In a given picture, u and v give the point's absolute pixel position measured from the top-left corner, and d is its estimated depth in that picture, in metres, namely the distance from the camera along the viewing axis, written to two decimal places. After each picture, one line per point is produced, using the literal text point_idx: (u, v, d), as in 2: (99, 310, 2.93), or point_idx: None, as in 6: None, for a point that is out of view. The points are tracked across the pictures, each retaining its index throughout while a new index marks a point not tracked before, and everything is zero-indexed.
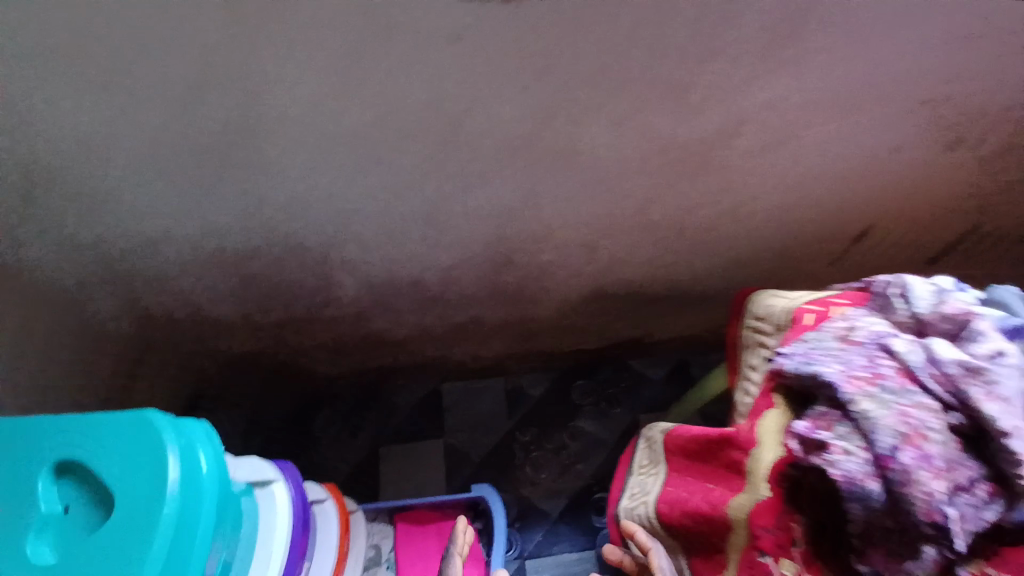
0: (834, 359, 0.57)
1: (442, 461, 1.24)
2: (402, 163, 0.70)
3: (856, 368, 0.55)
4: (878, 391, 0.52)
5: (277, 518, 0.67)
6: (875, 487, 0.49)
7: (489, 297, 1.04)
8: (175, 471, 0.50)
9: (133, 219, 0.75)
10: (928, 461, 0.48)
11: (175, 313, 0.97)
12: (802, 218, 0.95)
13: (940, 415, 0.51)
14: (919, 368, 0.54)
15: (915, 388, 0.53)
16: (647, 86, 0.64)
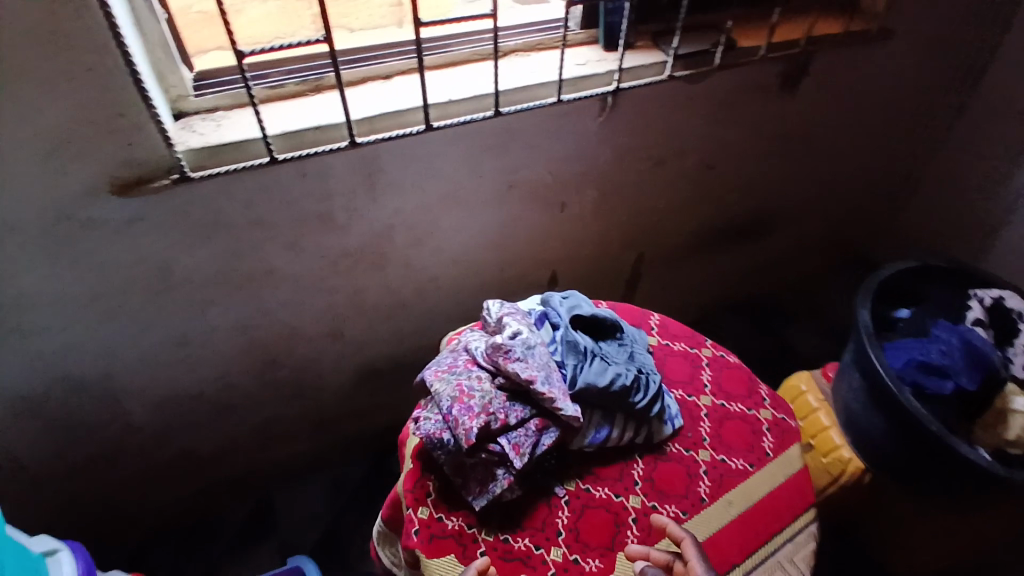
0: (432, 362, 0.84)
1: (280, 556, 1.41)
2: (139, 308, 0.97)
3: (443, 365, 0.82)
4: (446, 375, 0.80)
5: None
6: (444, 437, 0.75)
7: (271, 397, 1.27)
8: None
9: None
10: (468, 410, 0.75)
11: None
12: (494, 283, 1.30)
13: (485, 381, 0.78)
14: (476, 354, 0.81)
15: (474, 368, 0.81)
16: (298, 220, 0.97)
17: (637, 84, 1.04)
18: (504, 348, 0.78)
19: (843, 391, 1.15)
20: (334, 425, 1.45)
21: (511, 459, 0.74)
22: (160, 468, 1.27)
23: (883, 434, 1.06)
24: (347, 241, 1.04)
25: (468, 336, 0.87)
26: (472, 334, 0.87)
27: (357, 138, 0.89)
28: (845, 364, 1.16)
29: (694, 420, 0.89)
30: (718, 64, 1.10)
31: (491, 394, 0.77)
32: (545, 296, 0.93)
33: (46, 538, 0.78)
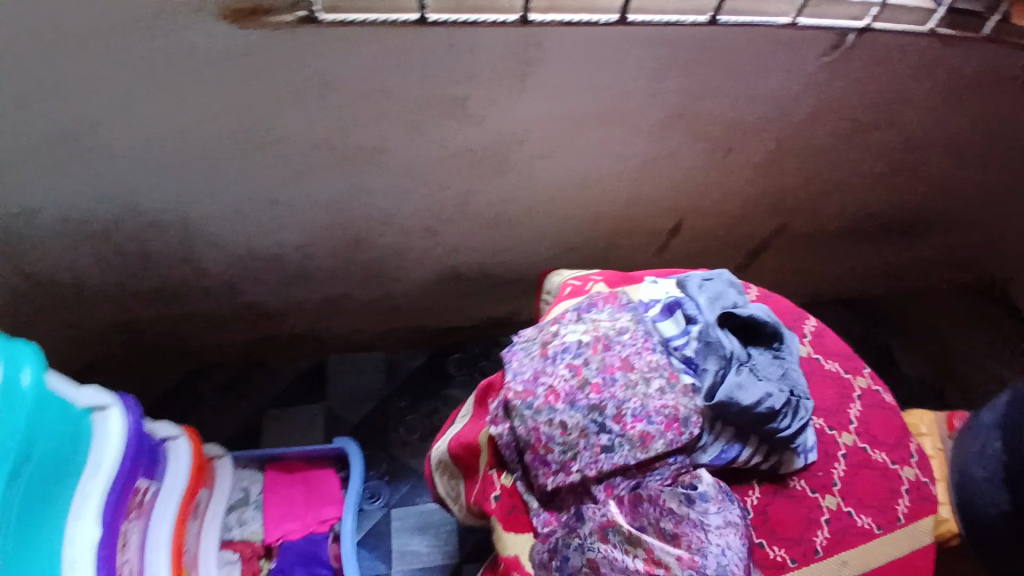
0: (509, 371, 0.69)
1: (321, 424, 1.38)
2: (234, 156, 0.84)
3: (517, 386, 0.67)
4: (521, 408, 0.66)
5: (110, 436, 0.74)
6: (549, 481, 0.65)
7: (350, 276, 1.17)
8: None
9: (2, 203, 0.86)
10: (565, 466, 0.64)
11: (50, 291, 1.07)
12: (617, 219, 1.12)
13: (580, 425, 0.64)
14: (569, 391, 0.65)
15: (558, 408, 0.65)
16: (425, 100, 0.80)
17: (895, 26, 0.81)
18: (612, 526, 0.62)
19: (968, 453, 0.93)
20: (403, 317, 1.38)
21: (600, 502, 0.64)
22: (223, 314, 1.23)
23: (1003, 514, 0.85)
24: (477, 136, 0.87)
25: (546, 343, 0.70)
26: (554, 342, 0.70)
27: (529, 13, 0.71)
28: (986, 423, 0.93)
29: (829, 459, 0.75)
30: (985, 34, 0.85)
31: (582, 443, 0.64)
32: (684, 281, 0.77)
33: (97, 393, 0.74)
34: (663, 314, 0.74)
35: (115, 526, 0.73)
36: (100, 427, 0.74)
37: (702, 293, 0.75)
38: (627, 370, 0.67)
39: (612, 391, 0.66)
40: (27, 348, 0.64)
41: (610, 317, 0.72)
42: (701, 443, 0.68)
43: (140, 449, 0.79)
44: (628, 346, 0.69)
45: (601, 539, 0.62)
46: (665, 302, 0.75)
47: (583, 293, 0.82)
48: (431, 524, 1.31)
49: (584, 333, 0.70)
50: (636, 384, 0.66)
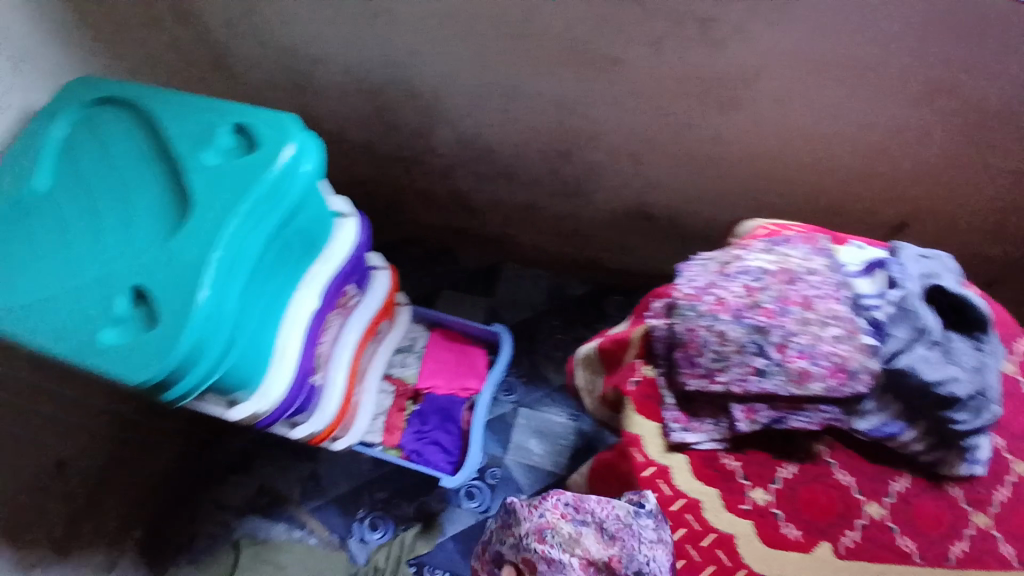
0: (682, 277, 0.74)
1: (483, 316, 1.54)
2: (491, 48, 0.95)
3: (685, 289, 0.71)
4: (685, 308, 0.70)
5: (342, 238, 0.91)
6: (692, 382, 0.69)
7: (548, 186, 1.27)
8: (289, 150, 0.70)
9: (304, 57, 1.04)
10: (711, 373, 0.68)
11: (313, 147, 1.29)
12: (828, 189, 1.07)
13: (740, 341, 0.67)
14: (740, 308, 0.69)
15: (723, 318, 0.68)
16: (675, 20, 0.84)
17: None
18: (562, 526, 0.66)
19: None
20: (579, 244, 1.46)
21: (735, 420, 0.68)
22: (435, 195, 1.41)
23: None
24: (715, 65, 0.89)
25: (728, 263, 0.74)
26: (734, 264, 0.74)
27: None
28: None
29: (998, 481, 0.70)
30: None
31: (736, 358, 0.67)
32: (896, 249, 0.75)
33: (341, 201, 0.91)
34: (863, 273, 0.74)
35: (324, 305, 0.90)
36: (338, 229, 0.91)
37: (909, 265, 0.73)
38: (806, 307, 0.69)
39: (782, 321, 0.68)
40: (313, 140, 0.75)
41: (803, 258, 0.73)
42: (863, 408, 0.68)
43: (358, 260, 0.94)
44: (813, 288, 0.71)
45: (538, 539, 0.65)
46: (869, 262, 0.76)
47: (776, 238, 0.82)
48: (552, 431, 1.42)
49: (771, 265, 0.73)
50: (811, 323, 0.68)
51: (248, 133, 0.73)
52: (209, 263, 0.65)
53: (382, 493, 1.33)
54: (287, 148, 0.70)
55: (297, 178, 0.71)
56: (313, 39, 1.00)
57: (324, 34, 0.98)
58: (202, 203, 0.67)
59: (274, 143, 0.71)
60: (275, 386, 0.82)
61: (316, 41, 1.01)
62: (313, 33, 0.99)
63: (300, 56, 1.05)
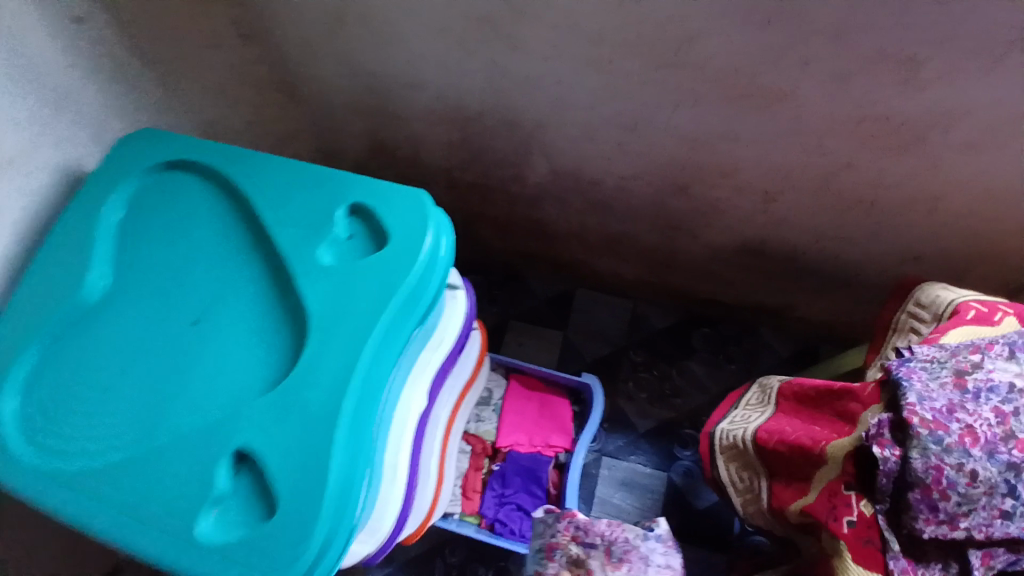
0: (911, 390, 0.59)
1: (558, 352, 1.40)
2: (627, 75, 0.79)
3: (924, 413, 0.57)
4: (926, 439, 0.56)
5: (453, 313, 0.80)
6: (926, 528, 0.57)
7: (652, 220, 1.11)
8: (430, 240, 0.60)
9: (392, 74, 0.89)
10: (953, 517, 0.56)
11: (382, 166, 1.15)
12: (996, 235, 0.93)
13: (994, 484, 0.55)
14: (994, 439, 0.55)
15: (975, 455, 0.55)
16: (880, 52, 0.67)
17: None
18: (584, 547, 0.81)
19: None
20: (671, 276, 1.31)
21: (975, 569, 0.58)
22: (513, 222, 1.25)
23: None
24: (910, 102, 0.73)
25: (960, 373, 0.60)
26: (972, 374, 0.59)
27: None
28: None
29: None
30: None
31: (984, 501, 0.55)
32: None
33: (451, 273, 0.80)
34: None
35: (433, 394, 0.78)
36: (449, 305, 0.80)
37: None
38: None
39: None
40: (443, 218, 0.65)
41: None
42: None
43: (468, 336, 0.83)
44: None
45: (549, 558, 0.82)
46: None
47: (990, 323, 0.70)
48: (637, 485, 1.28)
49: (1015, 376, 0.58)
50: None
51: (369, 215, 0.63)
52: (346, 397, 0.54)
53: (456, 557, 1.21)
54: (427, 238, 0.60)
55: (437, 272, 0.61)
56: (406, 56, 0.85)
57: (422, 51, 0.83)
58: (334, 312, 0.57)
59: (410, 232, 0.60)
60: (392, 504, 0.70)
61: (409, 53, 0.84)
62: (409, 46, 0.83)
63: (384, 69, 0.89)
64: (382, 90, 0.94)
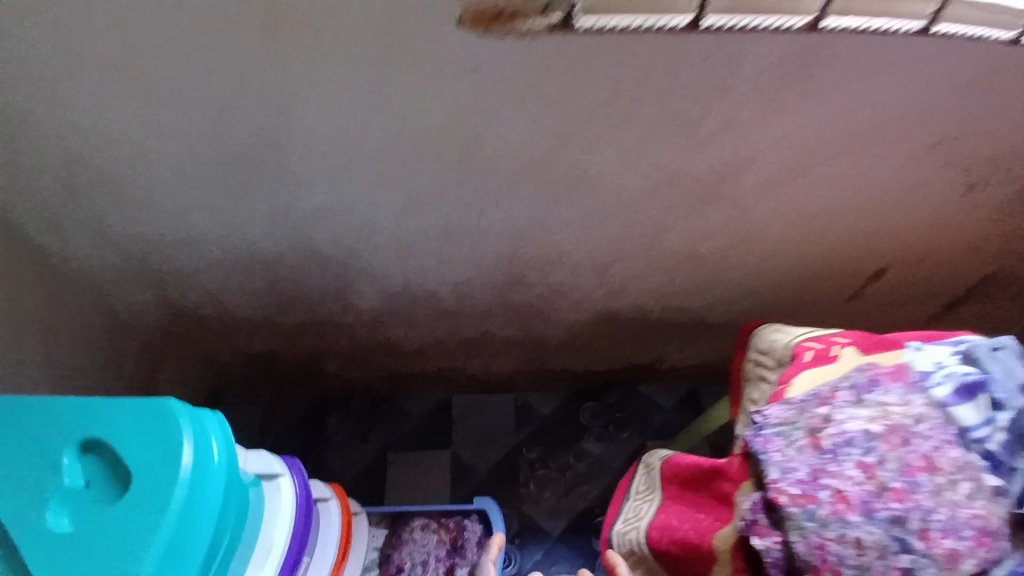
0: (772, 466, 0.57)
1: (448, 472, 1.26)
2: (425, 188, 0.74)
3: (791, 490, 0.55)
4: (800, 518, 0.53)
5: (281, 509, 0.63)
6: None
7: (502, 318, 1.07)
8: (189, 455, 0.48)
9: (170, 223, 0.78)
10: None
11: (182, 322, 0.99)
12: (815, 262, 0.98)
13: (895, 553, 0.52)
14: (876, 492, 0.53)
15: (852, 522, 0.52)
16: (657, 126, 0.67)
17: None
18: (436, 542, 1.03)
19: None
20: (543, 363, 1.25)
21: None
22: (362, 351, 1.14)
23: None
24: (699, 164, 0.74)
25: (815, 431, 0.59)
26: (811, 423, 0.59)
27: (823, 19, 0.55)
28: None
29: None
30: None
31: (881, 567, 0.52)
32: (970, 354, 0.65)
33: (266, 458, 0.65)
34: (960, 396, 0.60)
35: None
36: (272, 501, 0.63)
37: (995, 372, 0.63)
38: (933, 472, 0.55)
39: (919, 503, 0.53)
40: (211, 416, 0.52)
41: (893, 400, 0.60)
42: None
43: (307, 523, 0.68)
44: (928, 441, 0.57)
45: (419, 532, 1.04)
46: (957, 381, 0.62)
47: (831, 359, 0.68)
48: None
49: (859, 421, 0.58)
50: (945, 490, 0.54)
51: (109, 450, 0.50)
52: None
53: None
54: (182, 456, 0.48)
55: (210, 487, 0.49)
56: (176, 201, 0.75)
57: (193, 191, 0.73)
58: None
59: (155, 452, 0.48)
60: None
61: (179, 200, 0.75)
62: (173, 197, 0.74)
63: (154, 228, 0.79)
64: (162, 240, 0.81)
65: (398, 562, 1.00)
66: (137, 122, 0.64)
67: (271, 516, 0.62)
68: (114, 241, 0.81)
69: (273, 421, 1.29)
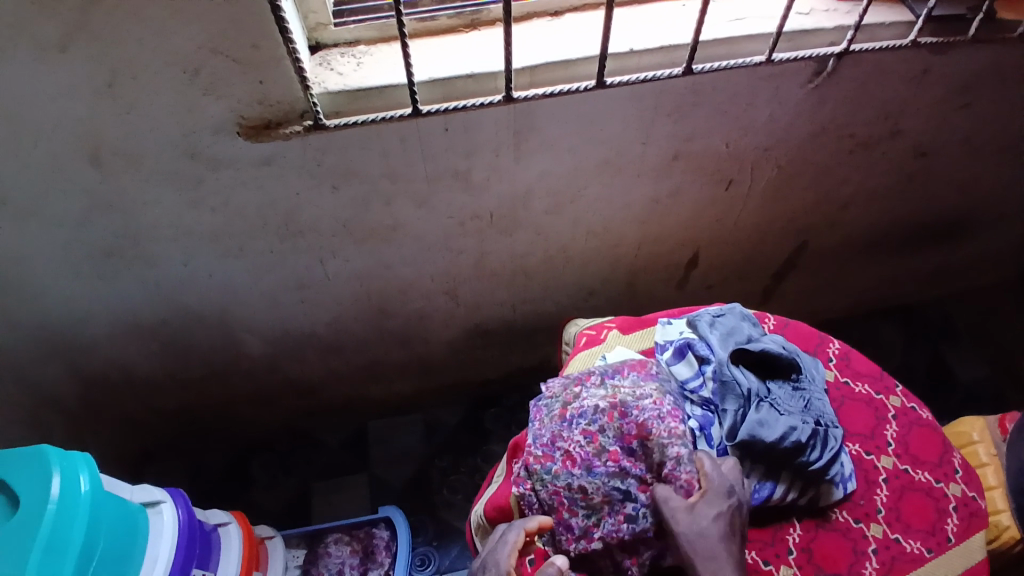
0: (530, 433, 0.74)
1: (368, 490, 1.39)
2: (264, 248, 0.90)
3: (535, 451, 0.71)
4: (540, 472, 0.70)
5: (162, 531, 0.78)
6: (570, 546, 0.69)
7: (383, 345, 1.23)
8: (56, 486, 0.63)
9: (62, 309, 0.95)
10: (581, 524, 0.68)
11: (93, 390, 1.14)
12: (632, 261, 1.15)
13: (611, 500, 0.68)
14: (601, 452, 0.69)
15: (577, 474, 0.69)
16: (432, 177, 0.85)
17: (801, 54, 0.81)
18: (353, 554, 1.19)
19: None
20: (438, 378, 1.40)
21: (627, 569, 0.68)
22: (269, 392, 1.29)
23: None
24: (484, 200, 0.91)
25: (566, 404, 0.74)
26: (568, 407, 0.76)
27: (513, 91, 0.74)
28: None
29: (834, 490, 0.73)
30: (972, 35, 0.86)
31: (604, 509, 0.68)
32: (695, 319, 0.79)
33: (150, 489, 0.79)
34: (677, 357, 0.77)
35: None
36: (153, 524, 0.78)
37: (713, 333, 0.77)
38: (643, 438, 0.69)
39: (632, 459, 0.69)
40: (80, 457, 0.67)
41: (629, 380, 0.74)
42: None
43: (193, 541, 0.82)
44: (649, 411, 0.70)
45: (335, 548, 1.19)
46: (675, 344, 0.78)
47: (599, 342, 0.85)
48: None
49: (599, 398, 0.73)
50: (656, 451, 0.68)
51: (5, 486, 0.65)
52: None
53: None
54: (51, 486, 0.63)
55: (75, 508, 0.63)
56: (59, 290, 0.91)
57: (73, 280, 0.90)
58: None
59: (34, 484, 0.63)
60: None
61: (63, 290, 0.91)
62: (58, 288, 0.90)
63: (50, 314, 0.95)
64: (58, 324, 0.97)
65: None
66: (13, 236, 0.81)
67: (153, 536, 0.76)
68: (17, 331, 0.96)
69: (207, 467, 1.42)
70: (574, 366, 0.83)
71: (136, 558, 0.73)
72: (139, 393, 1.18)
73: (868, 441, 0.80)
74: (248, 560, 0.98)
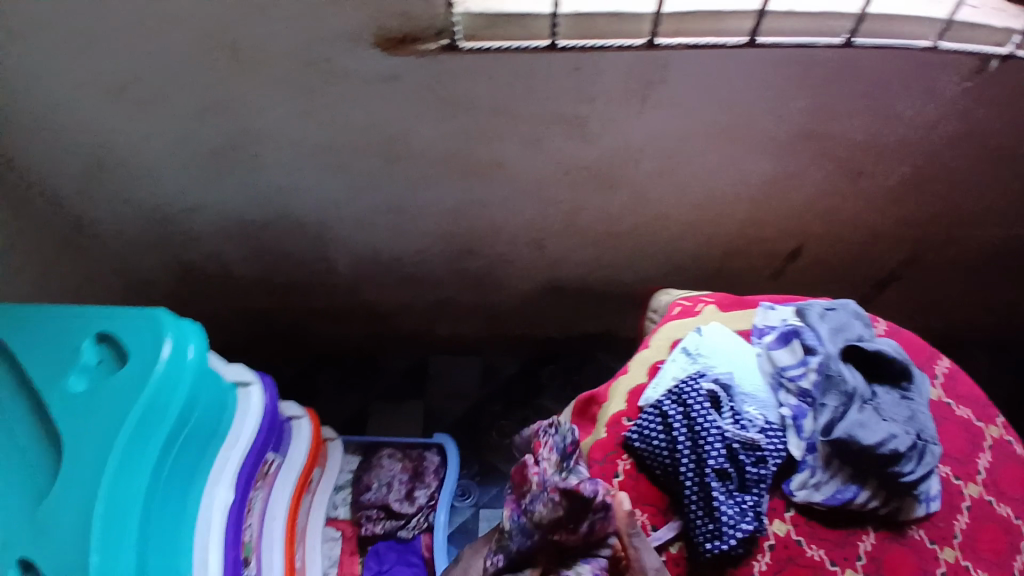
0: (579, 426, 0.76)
1: (420, 420, 1.44)
2: (370, 167, 0.92)
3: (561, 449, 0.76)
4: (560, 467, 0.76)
5: (247, 410, 0.82)
6: None
7: (459, 284, 1.24)
8: (167, 348, 0.67)
9: (174, 198, 1.00)
10: None
11: (189, 282, 1.21)
12: (728, 242, 1.10)
13: None
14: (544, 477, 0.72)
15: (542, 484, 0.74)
16: (548, 120, 0.83)
17: (965, 47, 0.74)
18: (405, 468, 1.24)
19: None
20: (503, 327, 1.41)
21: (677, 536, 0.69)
22: (343, 311, 1.33)
23: None
24: (594, 153, 0.89)
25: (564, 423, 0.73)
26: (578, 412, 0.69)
27: (658, 37, 0.70)
28: None
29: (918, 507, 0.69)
30: None
31: None
32: (804, 308, 0.76)
33: (241, 371, 0.84)
34: (779, 342, 0.74)
35: (241, 491, 0.80)
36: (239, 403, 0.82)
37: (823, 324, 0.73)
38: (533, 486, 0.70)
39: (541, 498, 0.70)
40: (189, 326, 0.71)
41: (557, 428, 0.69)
42: (812, 480, 0.68)
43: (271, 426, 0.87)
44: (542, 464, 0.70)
45: (389, 459, 1.24)
46: (779, 330, 0.76)
47: (693, 314, 0.82)
48: None
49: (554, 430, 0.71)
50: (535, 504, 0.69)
51: (115, 341, 0.69)
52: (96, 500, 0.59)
53: None
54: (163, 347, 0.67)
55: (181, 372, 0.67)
56: (176, 181, 0.96)
57: (191, 173, 0.94)
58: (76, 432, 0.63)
59: (147, 343, 0.67)
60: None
61: (179, 180, 0.96)
62: (175, 177, 0.95)
63: (163, 201, 1.00)
64: (169, 214, 1.03)
65: (368, 482, 1.20)
66: (144, 121, 0.85)
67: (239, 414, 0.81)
68: (131, 213, 1.03)
69: (275, 373, 1.50)
70: (665, 334, 0.81)
71: (223, 430, 0.78)
72: (227, 291, 1.25)
73: (960, 464, 0.75)
74: (314, 452, 1.03)
